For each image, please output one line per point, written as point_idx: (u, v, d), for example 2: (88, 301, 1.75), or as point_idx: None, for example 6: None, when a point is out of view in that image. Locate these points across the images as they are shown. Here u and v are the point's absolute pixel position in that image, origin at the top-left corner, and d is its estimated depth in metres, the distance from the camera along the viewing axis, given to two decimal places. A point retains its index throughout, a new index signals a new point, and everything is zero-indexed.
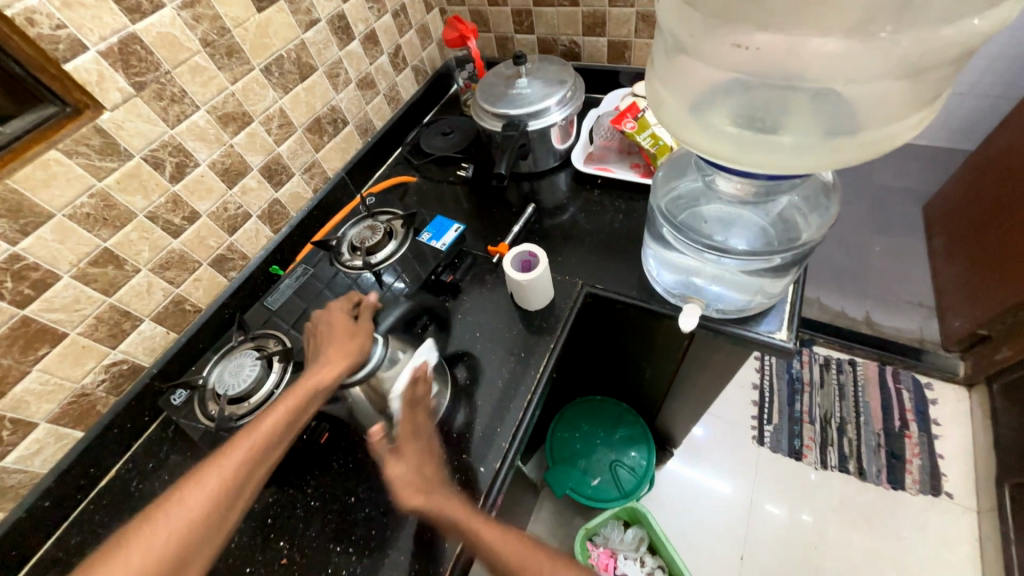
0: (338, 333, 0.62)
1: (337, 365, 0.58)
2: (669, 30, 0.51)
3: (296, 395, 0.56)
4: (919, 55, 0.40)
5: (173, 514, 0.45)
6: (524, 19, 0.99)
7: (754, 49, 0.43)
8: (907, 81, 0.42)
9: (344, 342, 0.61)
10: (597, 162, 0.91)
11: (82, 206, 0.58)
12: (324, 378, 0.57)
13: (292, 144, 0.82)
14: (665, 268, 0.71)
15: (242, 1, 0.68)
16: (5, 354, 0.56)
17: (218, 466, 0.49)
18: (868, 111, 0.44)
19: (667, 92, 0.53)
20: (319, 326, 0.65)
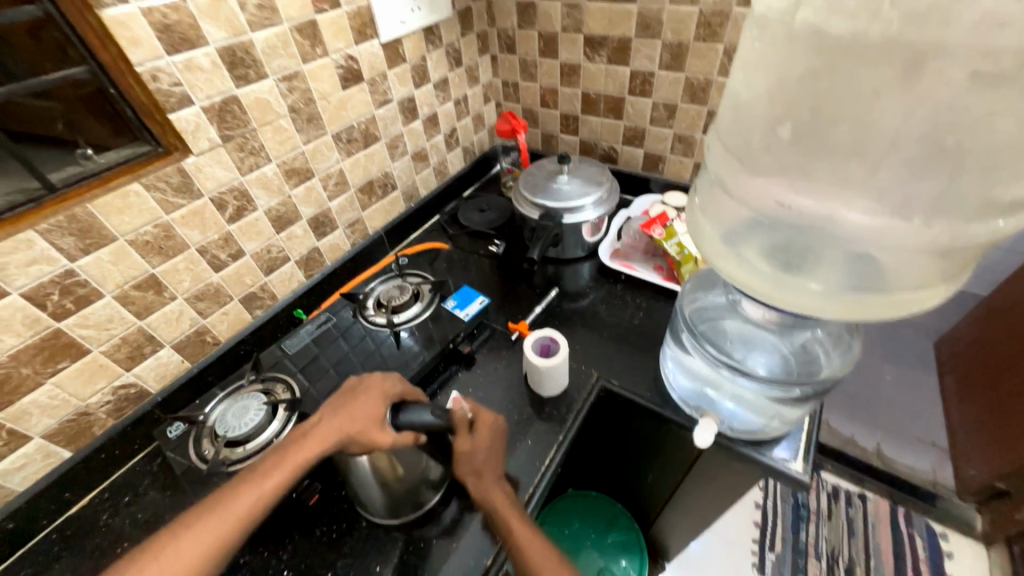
0: (361, 410, 0.57)
1: (342, 432, 0.55)
2: (715, 171, 0.57)
3: (304, 450, 0.53)
4: (950, 238, 0.44)
5: (164, 563, 0.45)
6: (570, 123, 1.10)
7: (795, 208, 0.49)
8: (932, 258, 0.46)
9: (364, 409, 0.57)
10: (621, 258, 0.96)
11: (145, 234, 0.62)
12: (324, 439, 0.54)
13: (343, 200, 0.88)
14: (682, 374, 0.71)
15: (332, 79, 0.77)
16: (27, 363, 0.56)
17: (217, 518, 0.47)
18: (893, 275, 0.48)
19: (705, 221, 0.59)
20: (359, 383, 0.61)
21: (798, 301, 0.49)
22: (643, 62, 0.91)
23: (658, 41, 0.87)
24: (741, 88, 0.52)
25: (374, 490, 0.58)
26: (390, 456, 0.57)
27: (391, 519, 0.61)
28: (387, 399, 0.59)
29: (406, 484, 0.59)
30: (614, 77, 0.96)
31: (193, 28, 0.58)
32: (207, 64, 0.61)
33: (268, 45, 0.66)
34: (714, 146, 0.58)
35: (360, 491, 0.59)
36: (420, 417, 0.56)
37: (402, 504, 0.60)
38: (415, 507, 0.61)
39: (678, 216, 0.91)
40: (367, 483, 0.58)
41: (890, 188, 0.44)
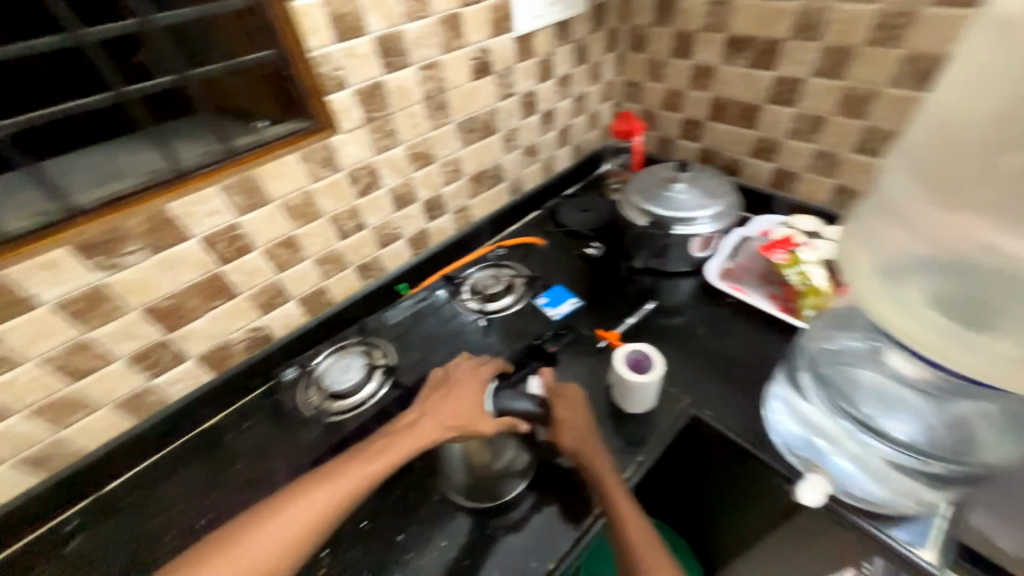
0: (462, 405, 0.64)
1: (447, 421, 0.62)
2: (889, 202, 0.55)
3: (413, 437, 0.60)
4: None
5: (287, 518, 0.52)
6: (693, 128, 1.03)
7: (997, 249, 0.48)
8: None
9: (468, 404, 0.64)
10: (731, 280, 0.88)
11: (292, 199, 0.70)
12: (432, 425, 0.61)
13: (455, 187, 0.92)
14: (791, 418, 0.63)
15: (465, 70, 0.80)
16: (193, 297, 0.67)
17: (329, 488, 0.55)
18: None
19: (864, 251, 0.56)
20: (454, 373, 0.70)
21: (977, 364, 0.46)
22: (792, 67, 0.82)
23: (815, 44, 0.78)
24: (952, 109, 0.49)
25: (461, 469, 0.64)
26: (484, 443, 0.63)
27: (464, 500, 0.63)
28: (483, 386, 0.67)
29: (490, 468, 0.63)
30: (753, 82, 0.88)
31: (358, 19, 0.64)
32: (363, 52, 0.67)
33: (416, 36, 0.71)
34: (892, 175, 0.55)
35: (449, 469, 0.65)
36: (513, 402, 0.65)
37: (482, 489, 0.63)
38: (496, 495, 0.63)
39: (807, 242, 0.80)
40: (456, 462, 0.64)
41: None
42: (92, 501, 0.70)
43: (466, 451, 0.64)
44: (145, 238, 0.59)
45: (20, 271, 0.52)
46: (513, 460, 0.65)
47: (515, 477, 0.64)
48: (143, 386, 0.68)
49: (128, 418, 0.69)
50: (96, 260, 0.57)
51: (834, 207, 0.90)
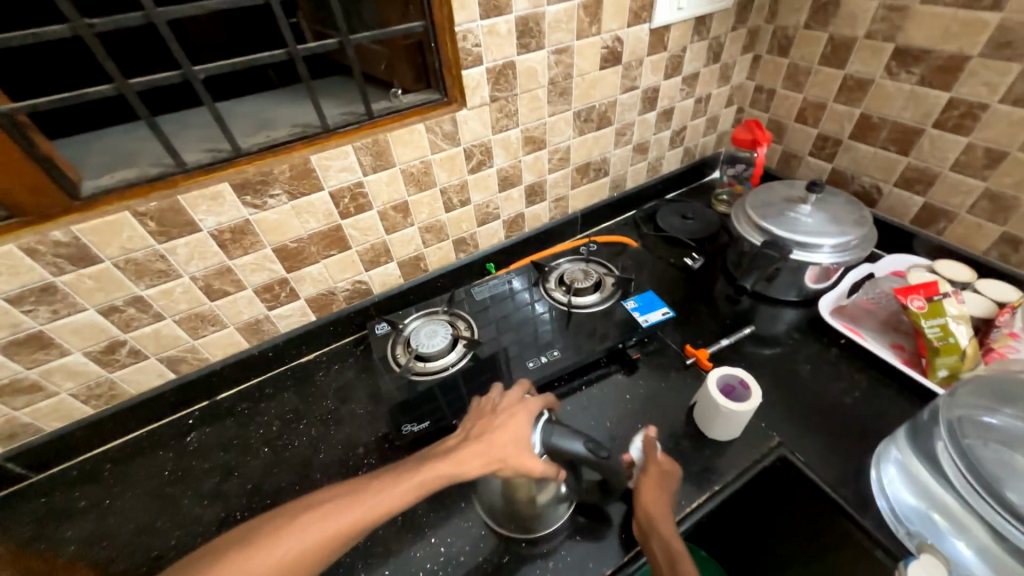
0: (502, 444, 0.57)
1: (488, 462, 0.56)
2: None
3: (440, 470, 0.54)
4: None
5: (305, 529, 0.49)
6: (828, 146, 0.93)
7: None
8: None
9: (511, 444, 0.57)
10: (847, 319, 0.79)
11: (413, 167, 0.74)
12: (468, 460, 0.56)
13: (559, 175, 0.92)
14: (908, 485, 0.57)
15: (594, 58, 0.79)
16: (315, 244, 0.73)
17: (352, 508, 0.50)
18: None
19: None
20: (502, 403, 0.63)
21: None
22: (977, 89, 0.70)
23: (1017, 65, 0.66)
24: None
25: (498, 497, 0.61)
26: (528, 482, 0.58)
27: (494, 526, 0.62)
28: (531, 418, 0.60)
29: (533, 507, 0.59)
30: (919, 102, 0.77)
31: None
32: (503, 31, 0.67)
33: (555, 19, 0.71)
34: None
35: (490, 494, 0.62)
36: (569, 444, 0.56)
37: (514, 521, 0.60)
38: (536, 527, 0.60)
39: (954, 291, 0.69)
40: (499, 490, 0.61)
41: None
42: (206, 405, 0.81)
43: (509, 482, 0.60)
44: (287, 184, 0.65)
45: (191, 198, 0.60)
46: (557, 496, 0.61)
47: (559, 510, 0.61)
48: (261, 315, 0.76)
49: (245, 341, 0.78)
50: (247, 198, 0.63)
51: (993, 258, 0.78)
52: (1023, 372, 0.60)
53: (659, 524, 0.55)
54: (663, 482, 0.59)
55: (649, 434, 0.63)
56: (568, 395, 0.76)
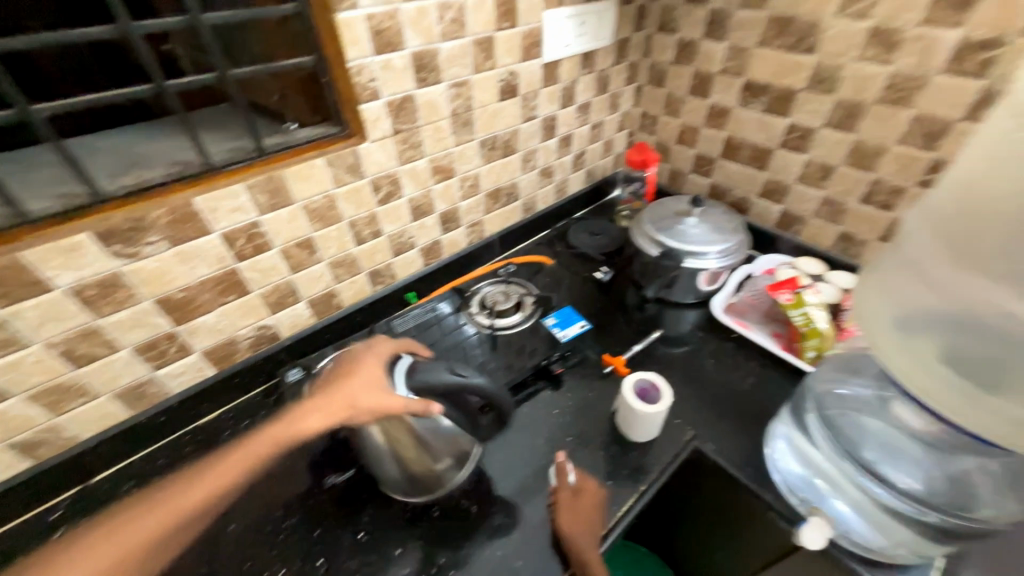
0: (354, 393, 0.56)
1: (336, 414, 0.56)
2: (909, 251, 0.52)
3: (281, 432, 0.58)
4: None
5: (151, 513, 0.54)
6: (705, 165, 1.06)
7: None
8: None
9: (361, 392, 0.56)
10: (735, 314, 0.90)
11: (315, 202, 0.71)
12: (319, 418, 0.57)
13: (471, 202, 0.94)
14: (793, 457, 0.65)
15: (493, 91, 0.82)
16: (209, 291, 0.67)
17: (194, 488, 0.56)
18: None
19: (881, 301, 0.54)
20: (357, 355, 0.60)
21: (993, 426, 0.45)
22: (806, 116, 0.85)
23: (831, 96, 0.81)
24: (975, 168, 0.46)
25: (391, 468, 0.62)
26: (408, 440, 0.59)
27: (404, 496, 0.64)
28: (385, 366, 0.58)
29: (431, 471, 0.62)
30: (767, 126, 0.91)
31: (397, 34, 0.65)
32: (398, 65, 0.68)
33: (450, 54, 0.73)
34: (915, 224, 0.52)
35: (386, 474, 0.63)
36: (439, 375, 0.56)
37: (417, 484, 0.63)
38: (437, 488, 0.64)
39: (811, 284, 0.82)
40: (392, 468, 0.62)
41: None
42: (77, 491, 0.69)
43: (400, 456, 0.61)
44: (166, 230, 0.59)
45: (39, 253, 0.51)
46: (451, 455, 0.63)
47: (458, 466, 0.65)
48: (145, 377, 0.67)
49: (126, 409, 0.68)
50: (116, 248, 0.56)
51: (837, 252, 0.93)
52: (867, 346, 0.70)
53: (579, 543, 0.58)
54: (585, 504, 0.62)
55: (562, 458, 0.65)
56: None
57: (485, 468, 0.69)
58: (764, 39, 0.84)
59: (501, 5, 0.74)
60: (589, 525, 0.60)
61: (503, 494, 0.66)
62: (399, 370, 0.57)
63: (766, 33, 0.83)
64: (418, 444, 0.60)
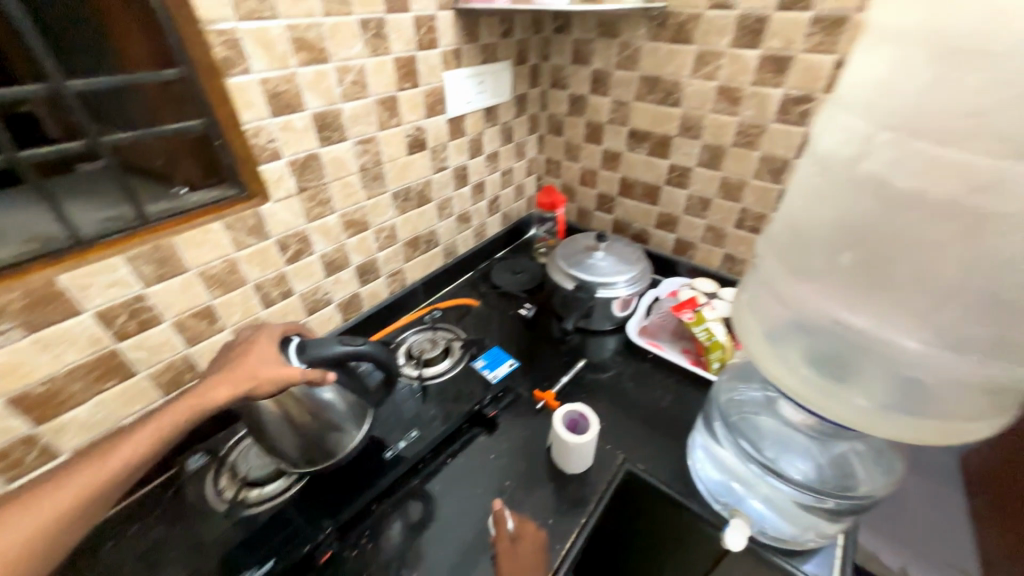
0: (253, 365, 0.55)
1: (238, 386, 0.54)
2: (764, 271, 0.60)
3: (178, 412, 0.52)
4: (1008, 380, 0.44)
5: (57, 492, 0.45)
6: (607, 202, 1.17)
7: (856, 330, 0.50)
8: (988, 397, 0.45)
9: (260, 363, 0.56)
10: (649, 336, 0.97)
11: (213, 267, 0.66)
12: (214, 393, 0.53)
13: (389, 252, 0.93)
14: (711, 464, 0.70)
15: (401, 145, 0.85)
16: (80, 379, 0.58)
17: (107, 461, 0.48)
18: (947, 403, 0.47)
19: (750, 316, 0.61)
20: (245, 336, 0.61)
21: (852, 416, 0.49)
22: (682, 158, 0.98)
23: (698, 141, 0.94)
24: (798, 203, 0.55)
25: (286, 437, 0.63)
26: (303, 406, 0.61)
27: (304, 464, 0.66)
28: (278, 343, 0.59)
29: (328, 433, 0.65)
30: (653, 167, 1.04)
31: (296, 96, 0.65)
32: (300, 126, 0.68)
33: (354, 113, 0.74)
34: (766, 250, 0.60)
35: (275, 443, 0.64)
36: (328, 349, 0.59)
37: (314, 448, 0.65)
38: (324, 456, 0.66)
39: (708, 302, 0.92)
40: (280, 436, 0.63)
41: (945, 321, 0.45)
42: None
43: (289, 424, 0.62)
44: (21, 315, 0.51)
45: None
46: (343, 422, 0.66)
47: (351, 434, 0.68)
48: None
49: None
50: None
51: (725, 271, 1.05)
52: None
53: None
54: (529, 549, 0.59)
55: (497, 504, 0.62)
56: (436, 473, 0.73)
57: (423, 531, 0.65)
58: (639, 95, 0.97)
59: (401, 67, 0.78)
60: (537, 565, 0.58)
61: (443, 555, 0.63)
62: (290, 348, 0.59)
63: (640, 90, 0.97)
64: (311, 411, 0.63)
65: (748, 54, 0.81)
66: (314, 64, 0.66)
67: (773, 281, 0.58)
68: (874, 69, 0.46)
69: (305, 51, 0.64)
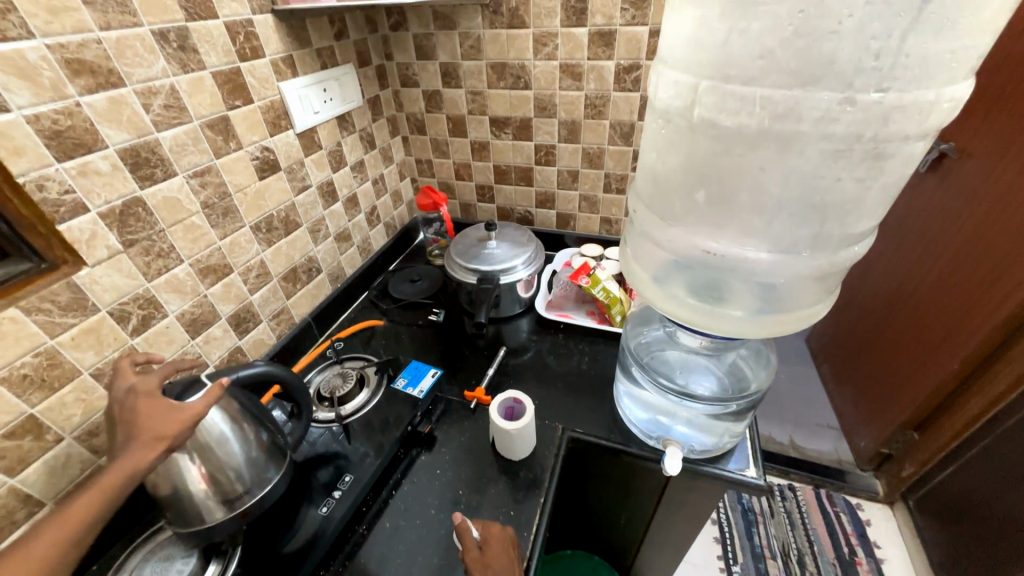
0: (160, 418, 0.47)
1: (157, 445, 0.46)
2: (640, 223, 0.66)
3: (45, 543, 0.40)
4: (829, 264, 0.56)
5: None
6: (486, 192, 1.18)
7: (722, 256, 0.57)
8: (816, 280, 0.58)
9: (156, 418, 0.47)
10: (556, 308, 1.02)
11: (21, 366, 0.51)
12: (132, 466, 0.45)
13: (265, 292, 0.82)
14: (637, 407, 0.77)
15: (248, 171, 0.75)
16: None
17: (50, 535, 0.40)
18: (793, 296, 0.59)
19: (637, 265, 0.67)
20: (116, 398, 0.49)
21: (735, 329, 0.57)
22: (545, 137, 1.03)
23: (555, 119, 1.00)
24: (652, 157, 0.62)
25: (197, 491, 0.53)
26: (208, 447, 0.53)
27: (222, 514, 0.55)
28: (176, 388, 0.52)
29: (243, 476, 0.56)
30: (521, 150, 1.07)
31: (89, 132, 0.53)
32: (105, 168, 0.55)
33: (176, 143, 0.63)
34: (636, 205, 0.67)
35: (179, 504, 0.53)
36: (236, 372, 0.57)
37: (231, 496, 0.55)
38: (243, 496, 0.57)
39: (598, 264, 1.00)
40: (188, 491, 0.53)
41: (779, 232, 0.54)
42: None
43: (203, 460, 0.53)
44: None
45: None
46: (261, 449, 0.59)
47: (271, 473, 0.60)
48: None
49: None
50: None
51: (605, 233, 1.15)
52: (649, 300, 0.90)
53: None
54: (501, 549, 0.58)
55: (458, 516, 0.60)
56: (383, 511, 0.67)
57: (384, 574, 0.60)
58: (491, 83, 0.99)
59: (224, 82, 0.68)
60: (511, 560, 0.57)
61: None
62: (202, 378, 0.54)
63: (491, 78, 0.99)
64: (227, 439, 0.55)
65: (579, 33, 0.88)
66: (104, 90, 0.53)
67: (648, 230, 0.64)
68: (685, 25, 0.53)
69: (86, 76, 0.52)
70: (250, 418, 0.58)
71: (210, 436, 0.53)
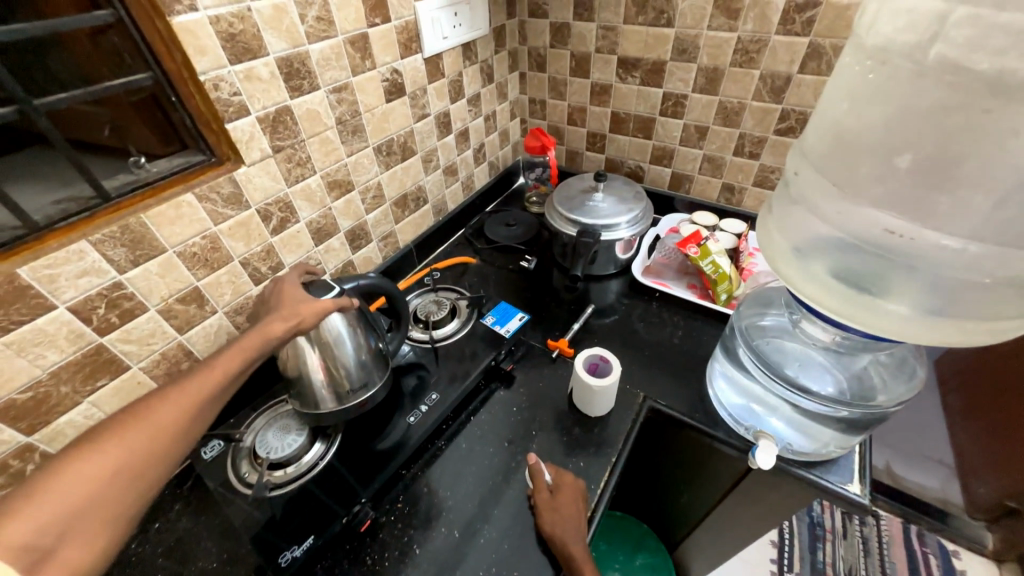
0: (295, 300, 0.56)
1: (289, 320, 0.54)
2: (796, 186, 0.60)
3: (206, 378, 0.46)
4: None
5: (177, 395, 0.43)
6: (597, 141, 1.11)
7: (907, 237, 0.49)
8: None
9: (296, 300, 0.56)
10: (654, 276, 0.96)
11: (192, 245, 0.59)
12: (268, 332, 0.52)
13: (378, 214, 0.87)
14: (733, 391, 0.72)
15: (378, 92, 0.76)
16: (67, 381, 0.53)
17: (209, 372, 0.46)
18: (996, 307, 0.46)
19: (779, 233, 0.61)
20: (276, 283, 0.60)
21: (881, 324, 0.50)
22: (677, 84, 0.92)
23: (693, 64, 0.89)
24: (840, 108, 0.53)
25: (317, 379, 0.61)
26: (328, 343, 0.60)
27: (335, 405, 0.63)
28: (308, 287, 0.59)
29: (354, 375, 0.63)
30: (646, 98, 0.98)
31: (255, 37, 0.56)
32: (264, 75, 0.59)
33: (322, 57, 0.65)
34: (798, 165, 0.60)
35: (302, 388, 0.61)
36: (353, 281, 0.63)
37: (343, 390, 0.63)
38: (352, 392, 0.63)
39: (711, 235, 0.91)
40: (311, 379, 0.60)
41: (989, 219, 0.43)
42: None
43: (322, 352, 0.60)
44: None
45: None
46: (369, 354, 0.65)
47: (376, 377, 0.66)
48: None
49: None
50: None
51: (724, 202, 1.04)
52: (766, 284, 0.80)
53: (566, 538, 0.56)
54: (570, 499, 0.60)
55: (534, 459, 0.63)
56: (461, 432, 0.72)
57: (455, 487, 0.65)
58: (627, 17, 0.90)
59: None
60: (579, 511, 0.59)
61: (483, 504, 0.63)
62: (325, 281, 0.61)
63: (629, 11, 0.89)
64: (343, 340, 0.61)
65: None
66: None
67: (807, 197, 0.58)
68: None
69: None
70: (362, 325, 0.64)
71: (330, 335, 0.60)
